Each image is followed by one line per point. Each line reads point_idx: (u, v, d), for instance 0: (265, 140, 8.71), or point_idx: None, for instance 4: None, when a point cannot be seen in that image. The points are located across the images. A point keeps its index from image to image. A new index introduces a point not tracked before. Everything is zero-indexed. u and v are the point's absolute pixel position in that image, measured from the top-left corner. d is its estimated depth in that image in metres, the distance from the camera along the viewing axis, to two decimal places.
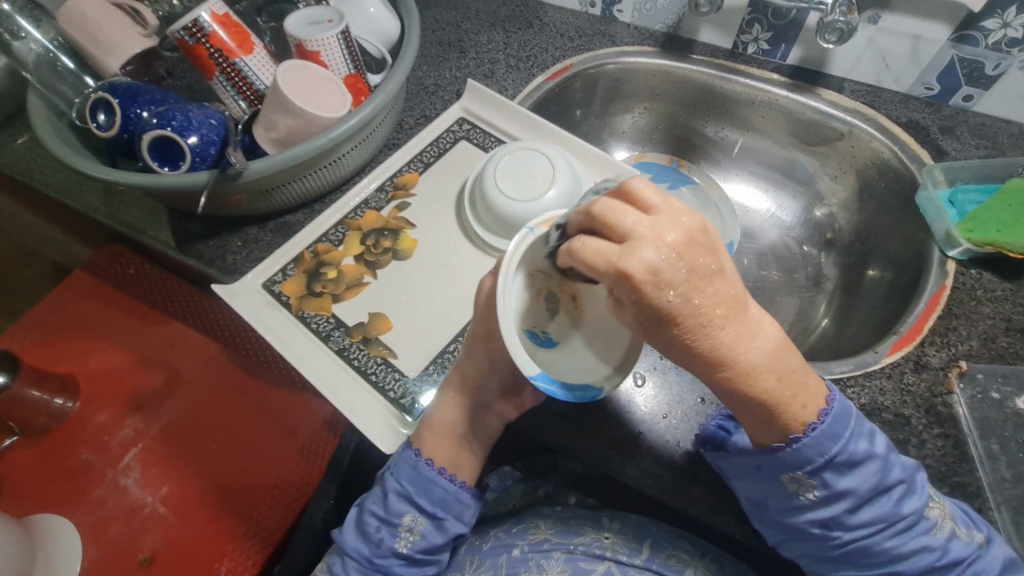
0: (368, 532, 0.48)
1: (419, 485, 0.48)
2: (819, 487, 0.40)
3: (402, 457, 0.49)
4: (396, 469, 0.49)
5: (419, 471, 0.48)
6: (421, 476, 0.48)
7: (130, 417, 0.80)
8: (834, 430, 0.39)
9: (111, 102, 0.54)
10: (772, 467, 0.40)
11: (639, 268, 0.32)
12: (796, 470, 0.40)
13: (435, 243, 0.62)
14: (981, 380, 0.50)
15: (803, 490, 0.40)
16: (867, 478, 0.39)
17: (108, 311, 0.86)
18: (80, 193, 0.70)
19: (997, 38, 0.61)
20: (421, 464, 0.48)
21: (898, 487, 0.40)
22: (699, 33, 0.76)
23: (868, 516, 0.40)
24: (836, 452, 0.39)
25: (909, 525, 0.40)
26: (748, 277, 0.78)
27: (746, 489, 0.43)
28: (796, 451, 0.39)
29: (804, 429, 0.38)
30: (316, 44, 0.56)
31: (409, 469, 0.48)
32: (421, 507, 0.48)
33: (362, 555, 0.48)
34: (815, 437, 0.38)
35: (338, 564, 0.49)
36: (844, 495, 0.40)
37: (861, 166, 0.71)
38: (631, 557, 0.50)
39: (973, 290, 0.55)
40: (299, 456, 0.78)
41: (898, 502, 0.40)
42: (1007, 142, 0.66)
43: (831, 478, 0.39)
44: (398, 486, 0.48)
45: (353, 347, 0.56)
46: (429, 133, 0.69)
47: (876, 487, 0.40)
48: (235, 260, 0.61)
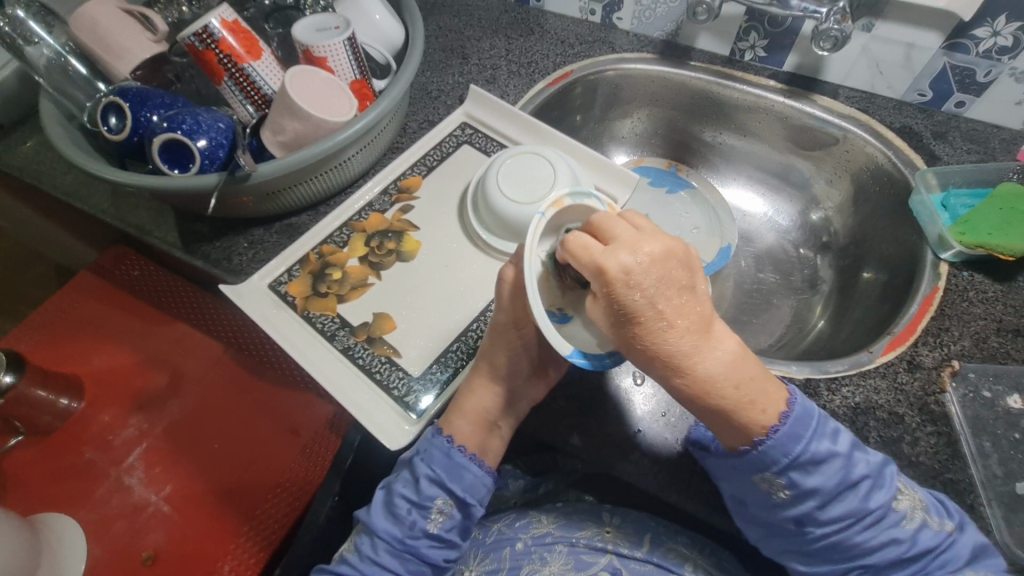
0: (399, 514, 0.49)
1: (450, 470, 0.49)
2: (789, 488, 0.42)
3: (433, 443, 0.50)
4: (428, 454, 0.50)
5: (451, 456, 0.49)
6: (454, 462, 0.49)
7: (134, 417, 0.81)
8: (796, 431, 0.40)
9: (122, 106, 0.55)
10: (745, 468, 0.42)
11: (615, 267, 0.36)
12: (766, 471, 0.41)
13: (437, 246, 0.63)
14: (973, 379, 0.51)
15: (775, 490, 0.42)
16: (831, 476, 0.41)
17: (112, 311, 0.86)
18: (88, 196, 0.71)
19: (988, 46, 0.63)
20: (453, 451, 0.49)
21: (864, 482, 0.42)
22: (697, 40, 0.77)
23: (838, 511, 0.42)
24: (799, 452, 0.41)
25: (877, 518, 0.42)
26: (746, 280, 0.79)
27: (728, 488, 0.45)
28: (761, 453, 0.41)
29: (766, 433, 0.40)
30: (323, 51, 0.58)
31: (441, 456, 0.50)
32: (451, 491, 0.49)
33: (393, 537, 0.49)
34: (779, 438, 0.40)
35: (366, 544, 0.50)
36: (812, 493, 0.41)
37: (856, 170, 0.72)
38: (631, 551, 0.52)
39: (964, 291, 0.56)
40: (302, 455, 0.79)
41: (865, 496, 0.42)
42: (998, 148, 0.67)
43: (797, 478, 0.41)
44: (430, 470, 0.49)
45: (358, 346, 0.57)
46: (432, 137, 0.70)
47: (841, 484, 0.41)
48: (241, 261, 0.62)
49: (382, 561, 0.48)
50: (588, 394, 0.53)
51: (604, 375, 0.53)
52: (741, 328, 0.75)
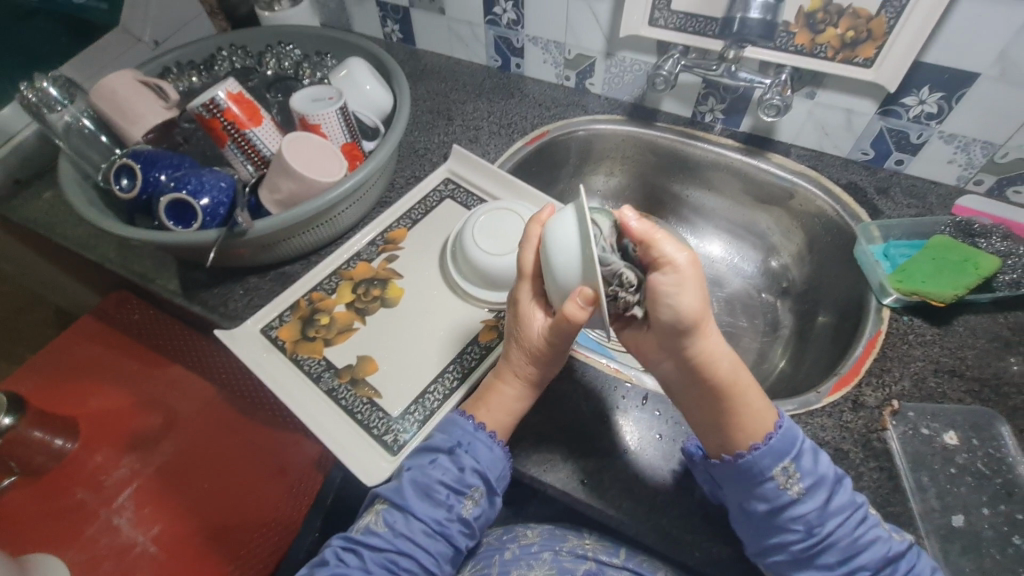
0: (438, 498, 0.51)
1: (490, 461, 0.52)
2: (802, 478, 0.45)
3: (477, 437, 0.52)
4: (471, 447, 0.52)
5: (493, 449, 0.52)
6: (496, 456, 0.52)
7: (126, 457, 0.83)
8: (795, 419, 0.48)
9: (134, 167, 0.61)
10: (765, 459, 0.45)
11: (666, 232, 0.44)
12: (785, 459, 0.45)
13: (418, 292, 0.68)
14: (912, 418, 0.55)
15: (790, 483, 0.45)
16: (829, 466, 0.47)
17: (110, 354, 0.90)
18: (96, 245, 0.76)
19: (916, 112, 0.69)
20: (496, 445, 0.52)
21: (846, 476, 0.47)
22: (662, 104, 0.85)
23: (836, 507, 0.45)
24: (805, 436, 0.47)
25: (862, 515, 0.46)
26: (714, 323, 0.84)
27: (736, 493, 0.47)
28: (782, 435, 0.46)
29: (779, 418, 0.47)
30: (317, 119, 0.64)
31: (485, 447, 0.52)
32: (488, 481, 0.52)
33: (432, 520, 0.51)
34: (788, 424, 0.47)
35: (398, 521, 0.51)
36: (820, 484, 0.45)
37: (809, 222, 0.78)
38: (610, 558, 0.58)
39: (905, 335, 0.61)
40: (288, 494, 0.81)
41: (852, 491, 0.47)
42: (935, 203, 0.73)
43: (809, 465, 0.46)
44: (473, 462, 0.52)
45: (341, 387, 0.60)
46: (417, 192, 0.76)
47: (837, 475, 0.46)
48: (235, 307, 0.67)
49: (417, 539, 0.50)
50: (555, 432, 0.56)
51: (572, 413, 0.57)
52: None
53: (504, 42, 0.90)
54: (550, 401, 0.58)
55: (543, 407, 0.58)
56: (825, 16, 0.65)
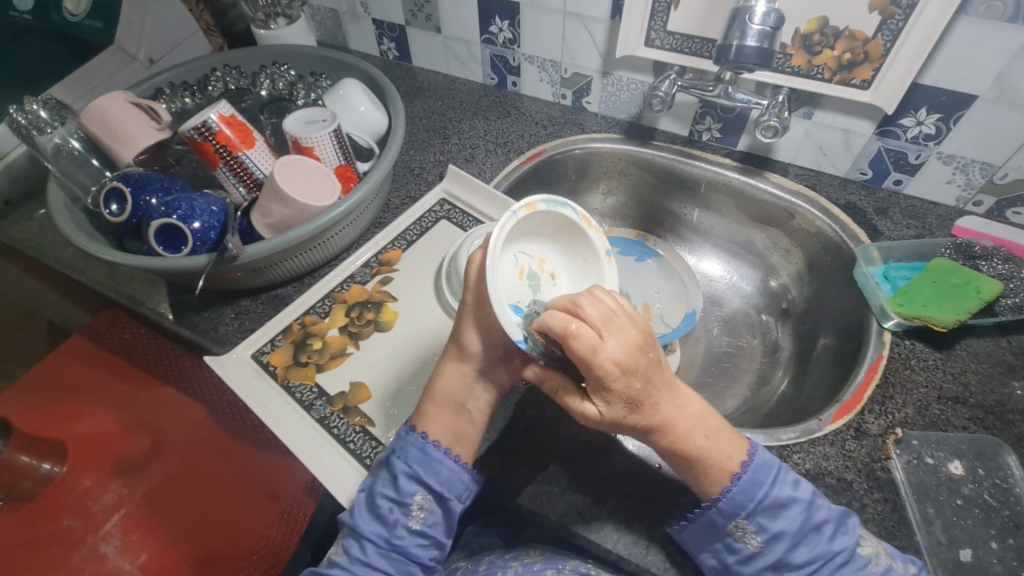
0: (382, 513, 0.49)
1: (425, 464, 0.50)
2: (758, 533, 0.47)
3: (408, 441, 0.51)
4: (404, 452, 0.51)
5: (426, 452, 0.50)
6: (429, 457, 0.50)
7: (115, 482, 0.82)
8: (757, 477, 0.47)
9: (124, 191, 0.61)
10: (719, 520, 0.48)
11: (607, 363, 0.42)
12: (737, 518, 0.48)
13: (413, 316, 0.67)
14: (916, 446, 0.54)
15: (747, 537, 0.47)
16: (794, 519, 0.47)
17: (100, 375, 0.90)
18: (87, 268, 0.75)
19: (914, 133, 0.69)
20: (428, 446, 0.51)
21: (826, 525, 0.47)
22: (659, 123, 0.85)
23: (805, 556, 0.46)
24: (762, 496, 0.47)
25: (844, 560, 0.46)
26: (713, 344, 0.83)
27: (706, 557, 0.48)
28: (730, 499, 0.47)
29: (733, 478, 0.48)
30: (310, 141, 0.63)
31: (417, 450, 0.51)
32: (429, 486, 0.50)
33: (381, 537, 0.49)
34: (742, 485, 0.47)
35: (354, 547, 0.50)
36: (779, 536, 0.47)
37: (808, 242, 0.77)
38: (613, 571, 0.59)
39: (907, 360, 0.60)
40: (279, 521, 0.79)
41: (830, 539, 0.46)
42: (935, 223, 0.73)
43: (764, 522, 0.47)
44: (407, 467, 0.50)
45: (333, 416, 0.59)
46: (413, 213, 0.76)
47: (804, 526, 0.46)
48: (226, 331, 0.66)
49: (371, 561, 0.48)
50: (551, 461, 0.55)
51: (568, 442, 0.55)
52: (705, 390, 0.78)
53: (501, 61, 0.90)
54: (545, 429, 0.56)
55: (540, 435, 0.56)
56: (821, 38, 0.65)
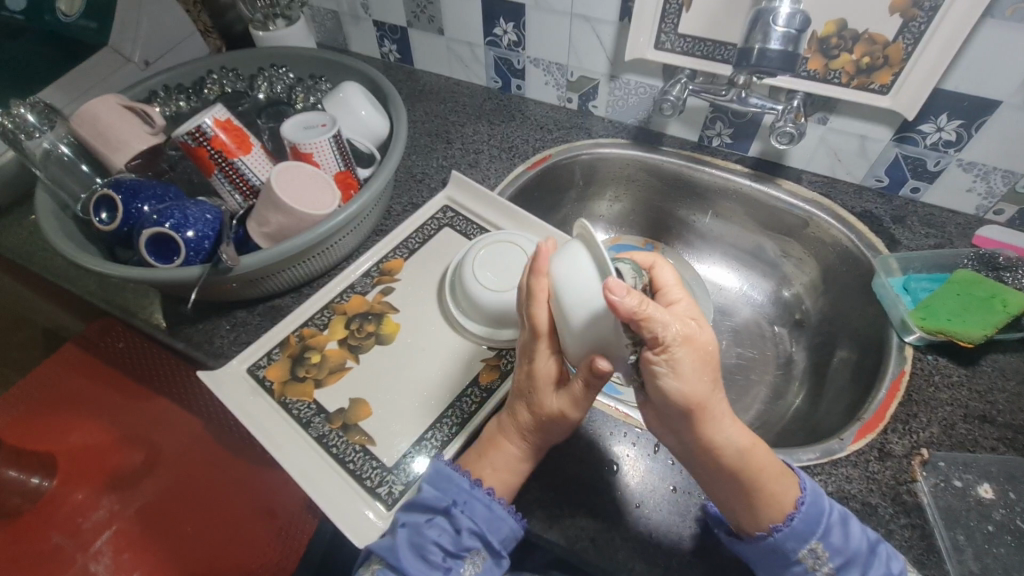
0: (433, 562, 0.47)
1: (490, 523, 0.48)
2: (831, 557, 0.45)
3: (474, 495, 0.49)
4: (468, 506, 0.49)
5: (493, 510, 0.48)
6: (494, 516, 0.48)
7: (106, 498, 0.79)
8: (818, 488, 0.46)
9: (115, 199, 0.58)
10: (790, 539, 0.45)
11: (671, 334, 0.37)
12: (811, 538, 0.45)
13: (415, 328, 0.64)
14: (943, 468, 0.51)
15: (820, 561, 0.45)
16: (858, 537, 0.45)
17: (92, 385, 0.87)
18: (76, 277, 0.73)
19: (934, 140, 0.67)
20: (495, 505, 0.48)
21: (880, 547, 0.45)
22: (668, 128, 0.83)
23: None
24: (830, 509, 0.46)
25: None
26: (723, 356, 0.80)
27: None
28: (804, 513, 0.45)
29: (801, 490, 0.46)
30: (309, 147, 0.61)
31: (483, 507, 0.48)
32: (489, 544, 0.48)
33: None
34: (810, 498, 0.46)
35: None
36: (852, 560, 0.44)
37: (823, 251, 0.75)
38: None
39: (930, 376, 0.58)
40: (275, 540, 0.76)
41: (888, 561, 0.44)
42: (955, 232, 0.71)
43: (837, 542, 0.45)
44: (472, 523, 0.48)
45: (333, 434, 0.56)
46: (415, 220, 0.73)
47: (870, 546, 0.45)
48: (222, 344, 0.63)
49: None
50: (560, 483, 0.52)
51: (579, 463, 0.53)
52: None
53: (505, 63, 0.88)
54: (553, 450, 0.54)
55: (549, 455, 0.53)
56: (839, 42, 0.63)
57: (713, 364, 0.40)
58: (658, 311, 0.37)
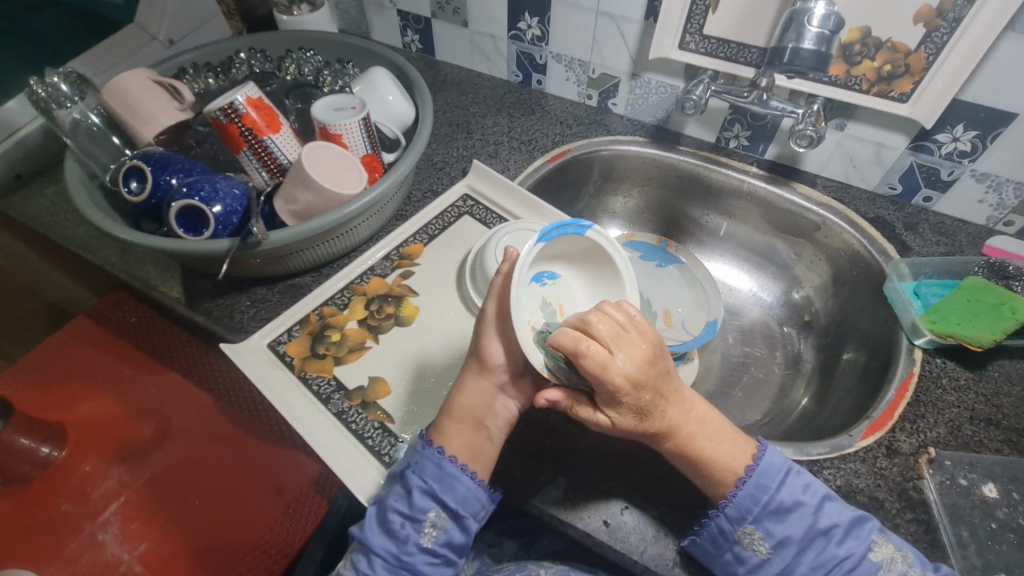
0: (393, 529, 0.48)
1: (442, 481, 0.48)
2: (766, 539, 0.47)
3: (422, 455, 0.49)
4: (419, 467, 0.49)
5: (443, 468, 0.49)
6: (445, 473, 0.48)
7: (115, 468, 0.80)
8: (762, 482, 0.47)
9: (144, 171, 0.59)
10: (726, 527, 0.47)
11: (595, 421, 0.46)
12: (745, 524, 0.47)
13: (434, 312, 0.65)
14: (949, 467, 0.52)
15: (755, 544, 0.47)
16: (799, 524, 0.46)
17: (102, 357, 0.88)
18: (98, 248, 0.73)
19: (949, 149, 0.68)
20: (445, 461, 0.49)
21: (834, 529, 0.46)
22: (686, 128, 0.84)
23: (810, 561, 0.46)
24: (767, 500, 0.47)
25: (852, 565, 0.46)
26: (731, 354, 0.81)
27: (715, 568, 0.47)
28: (736, 504, 0.47)
29: (737, 482, 0.47)
30: (339, 129, 0.62)
31: (433, 465, 0.49)
32: (445, 503, 0.48)
33: (389, 553, 0.48)
34: (747, 489, 0.47)
35: (362, 561, 0.49)
36: (786, 542, 0.47)
37: (835, 255, 0.76)
38: None
39: (938, 378, 0.59)
40: (285, 515, 0.77)
41: (838, 542, 0.46)
42: (965, 242, 0.72)
43: (770, 527, 0.47)
44: (422, 483, 0.48)
45: (352, 410, 0.57)
46: (436, 207, 0.74)
47: (810, 532, 0.46)
48: (241, 319, 0.64)
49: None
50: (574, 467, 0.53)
51: (593, 448, 0.54)
52: (724, 400, 0.77)
53: (527, 57, 0.89)
54: (569, 433, 0.55)
55: (563, 439, 0.54)
56: (861, 49, 0.64)
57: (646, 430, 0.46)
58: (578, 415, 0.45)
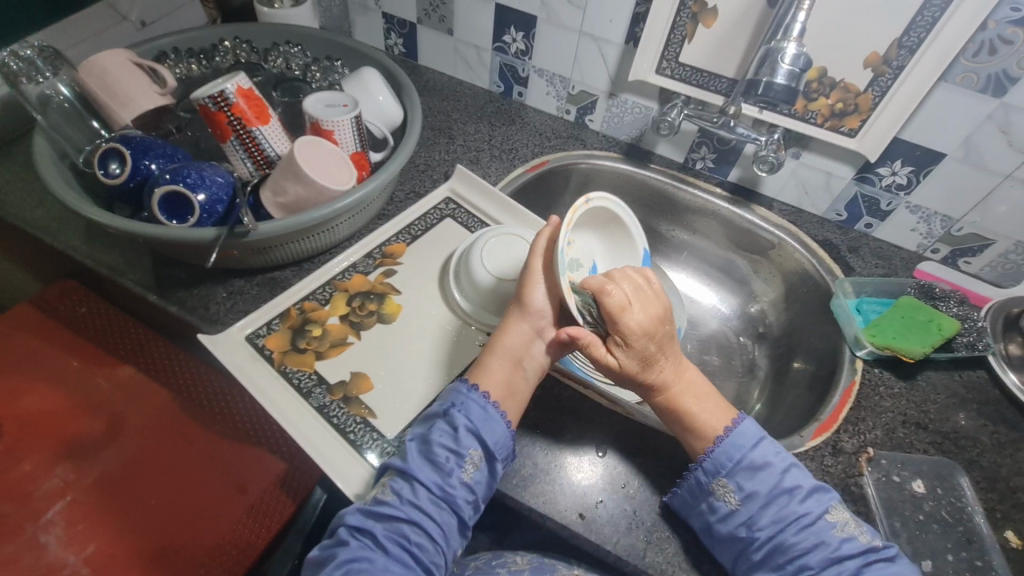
0: (437, 461, 0.50)
1: (485, 421, 0.52)
2: (736, 492, 0.51)
3: (470, 397, 0.53)
4: (464, 407, 0.52)
5: (487, 410, 0.52)
6: (489, 415, 0.52)
7: (61, 466, 0.75)
8: (738, 441, 0.53)
9: (123, 152, 0.57)
10: (699, 477, 0.52)
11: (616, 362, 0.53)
12: (718, 476, 0.52)
13: (416, 310, 0.66)
14: (884, 465, 0.59)
15: (724, 495, 0.51)
16: (767, 481, 0.51)
17: (49, 348, 0.83)
18: (58, 230, 0.70)
19: (889, 182, 0.76)
20: (490, 405, 0.52)
21: (796, 489, 0.51)
22: (657, 148, 0.89)
23: (773, 515, 0.50)
24: (741, 457, 0.52)
25: (809, 521, 0.50)
26: (692, 361, 0.86)
27: (689, 510, 0.52)
28: (711, 458, 0.52)
29: (715, 440, 0.53)
30: (331, 125, 0.62)
31: (478, 408, 0.52)
32: (486, 444, 0.51)
33: (434, 484, 0.49)
34: (723, 446, 0.53)
35: (404, 489, 0.49)
36: (754, 496, 0.51)
37: (787, 272, 0.83)
38: None
39: (876, 386, 0.65)
40: (247, 514, 0.74)
41: (799, 501, 0.50)
42: (899, 266, 0.80)
43: (741, 482, 0.51)
44: (468, 422, 0.52)
45: (333, 405, 0.57)
46: (418, 209, 0.75)
47: (776, 489, 0.51)
48: (217, 310, 0.63)
49: (423, 506, 0.49)
50: (550, 462, 0.56)
51: (571, 445, 0.56)
52: None
53: (509, 70, 0.92)
54: (547, 431, 0.58)
55: (542, 436, 0.57)
56: (818, 86, 0.71)
57: (643, 377, 0.54)
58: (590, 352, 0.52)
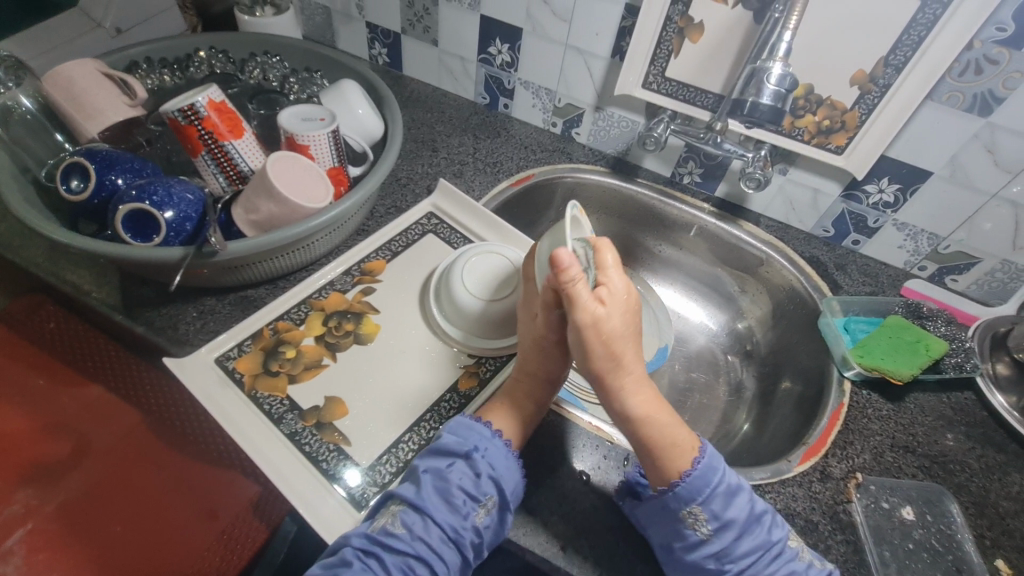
0: (455, 503, 0.49)
1: (507, 469, 0.50)
2: (709, 521, 0.48)
3: (495, 443, 0.51)
4: (487, 452, 0.51)
5: (510, 459, 0.51)
6: (512, 463, 0.51)
7: (21, 492, 0.73)
8: (712, 463, 0.49)
9: (88, 168, 0.55)
10: (674, 504, 0.48)
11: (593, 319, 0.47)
12: (692, 504, 0.48)
13: (395, 330, 0.64)
14: (873, 491, 0.57)
15: (697, 525, 0.48)
16: (742, 508, 0.48)
17: (14, 366, 0.80)
18: (23, 246, 0.67)
19: (875, 200, 0.75)
20: (512, 453, 0.51)
21: (765, 516, 0.49)
22: (643, 162, 0.88)
23: (747, 546, 0.48)
24: (717, 482, 0.49)
25: (779, 551, 0.48)
26: (679, 380, 0.85)
27: (656, 535, 0.49)
28: (688, 483, 0.48)
29: (691, 463, 0.49)
30: (306, 139, 0.60)
31: (501, 455, 0.51)
32: (506, 492, 0.50)
33: (448, 525, 0.48)
34: (700, 469, 0.49)
35: (416, 524, 0.48)
36: (729, 525, 0.48)
37: (774, 289, 0.82)
38: None
39: (864, 408, 0.64)
40: (218, 542, 0.71)
41: (768, 530, 0.49)
42: (886, 283, 0.80)
43: (716, 511, 0.48)
44: (491, 469, 0.50)
45: (305, 432, 0.55)
46: (399, 224, 0.74)
47: (749, 517, 0.48)
48: (186, 331, 0.60)
49: (432, 545, 0.47)
50: (531, 491, 0.54)
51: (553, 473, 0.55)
52: None
53: (495, 82, 0.90)
54: (528, 458, 0.56)
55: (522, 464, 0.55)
56: (805, 104, 0.70)
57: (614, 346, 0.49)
58: (574, 294, 0.46)
